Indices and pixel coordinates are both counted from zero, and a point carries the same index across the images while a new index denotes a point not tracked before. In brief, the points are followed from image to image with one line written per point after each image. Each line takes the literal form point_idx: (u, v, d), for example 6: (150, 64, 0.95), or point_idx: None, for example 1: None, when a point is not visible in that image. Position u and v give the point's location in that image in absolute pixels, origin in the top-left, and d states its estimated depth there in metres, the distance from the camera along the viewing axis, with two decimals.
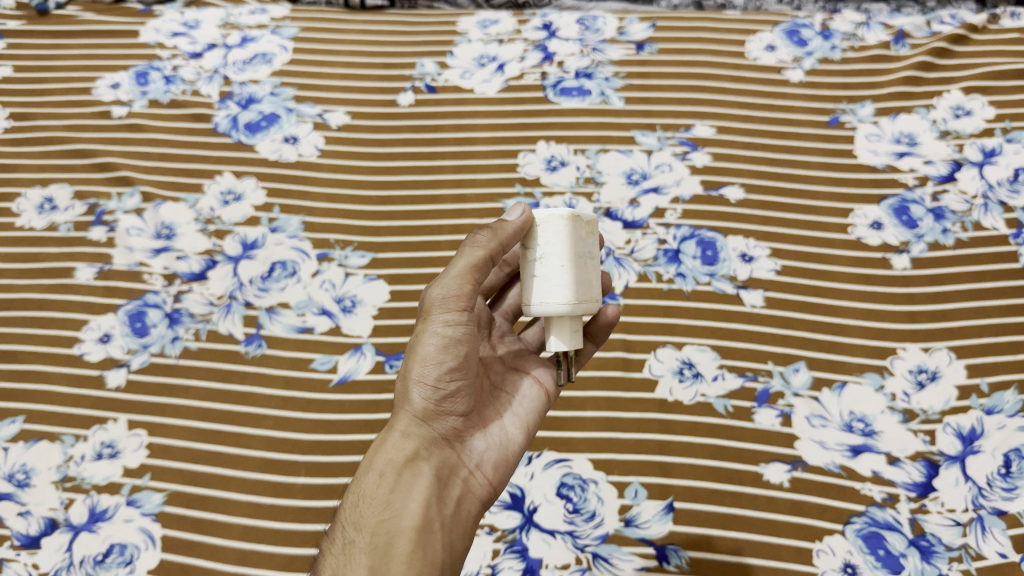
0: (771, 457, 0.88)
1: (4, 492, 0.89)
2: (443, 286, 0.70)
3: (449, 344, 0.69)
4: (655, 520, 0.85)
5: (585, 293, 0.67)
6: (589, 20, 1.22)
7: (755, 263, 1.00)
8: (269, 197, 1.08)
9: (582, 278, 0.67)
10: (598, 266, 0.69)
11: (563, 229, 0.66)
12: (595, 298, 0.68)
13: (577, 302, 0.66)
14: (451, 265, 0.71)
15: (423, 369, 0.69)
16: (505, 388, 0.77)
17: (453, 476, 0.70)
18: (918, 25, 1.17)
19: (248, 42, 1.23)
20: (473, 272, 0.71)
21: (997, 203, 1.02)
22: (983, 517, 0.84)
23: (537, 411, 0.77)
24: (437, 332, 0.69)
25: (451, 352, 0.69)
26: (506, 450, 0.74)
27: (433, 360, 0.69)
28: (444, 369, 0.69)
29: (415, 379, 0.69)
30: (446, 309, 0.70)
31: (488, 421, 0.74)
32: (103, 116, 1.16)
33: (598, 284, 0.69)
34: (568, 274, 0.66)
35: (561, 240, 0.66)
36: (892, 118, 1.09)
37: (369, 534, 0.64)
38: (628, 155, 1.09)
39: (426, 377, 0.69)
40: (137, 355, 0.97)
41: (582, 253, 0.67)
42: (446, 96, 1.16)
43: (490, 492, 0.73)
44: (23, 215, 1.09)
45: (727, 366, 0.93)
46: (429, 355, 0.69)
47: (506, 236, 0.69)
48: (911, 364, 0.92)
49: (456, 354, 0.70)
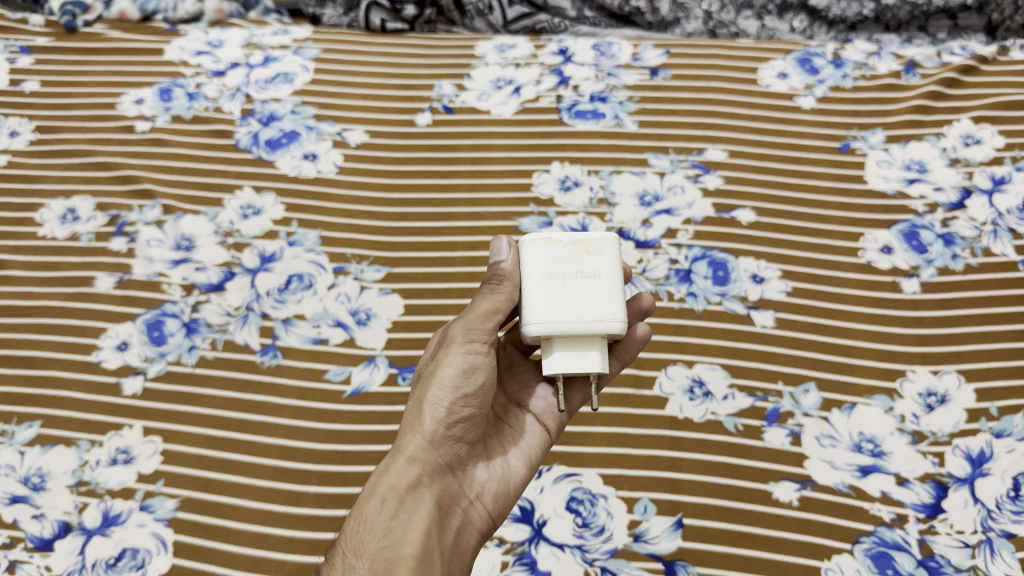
0: (781, 476, 0.89)
1: (19, 496, 0.90)
2: (468, 319, 0.72)
3: (468, 371, 0.70)
4: (663, 536, 0.86)
5: (560, 311, 0.67)
6: (604, 45, 1.25)
7: (766, 284, 1.01)
8: (287, 211, 1.10)
9: (557, 296, 0.68)
10: (592, 285, 0.68)
11: (531, 254, 0.70)
12: (584, 315, 0.67)
13: (548, 320, 0.67)
14: (471, 309, 0.71)
15: (438, 394, 0.70)
16: (508, 423, 0.79)
17: (453, 505, 0.71)
18: (929, 55, 1.19)
19: (271, 62, 1.25)
20: (496, 315, 0.71)
21: (1006, 230, 1.03)
22: (992, 540, 0.84)
23: (541, 448, 0.79)
24: (460, 361, 0.70)
25: (470, 382, 0.70)
26: (508, 482, 0.75)
27: (450, 385, 0.70)
28: (459, 395, 0.70)
29: (429, 402, 0.70)
30: (469, 340, 0.71)
31: (491, 454, 0.75)
32: (126, 131, 1.19)
33: (596, 302, 0.68)
34: (539, 295, 0.68)
35: (528, 264, 0.70)
36: (903, 145, 1.11)
37: (369, 561, 0.63)
38: (641, 177, 1.11)
39: (440, 402, 0.70)
40: (153, 363, 0.98)
41: (555, 273, 0.69)
42: (463, 117, 1.18)
43: (488, 524, 0.74)
44: (45, 225, 1.11)
45: (738, 385, 0.94)
46: (447, 382, 0.70)
47: (516, 273, 0.71)
48: (921, 387, 0.93)
49: (474, 383, 0.71)
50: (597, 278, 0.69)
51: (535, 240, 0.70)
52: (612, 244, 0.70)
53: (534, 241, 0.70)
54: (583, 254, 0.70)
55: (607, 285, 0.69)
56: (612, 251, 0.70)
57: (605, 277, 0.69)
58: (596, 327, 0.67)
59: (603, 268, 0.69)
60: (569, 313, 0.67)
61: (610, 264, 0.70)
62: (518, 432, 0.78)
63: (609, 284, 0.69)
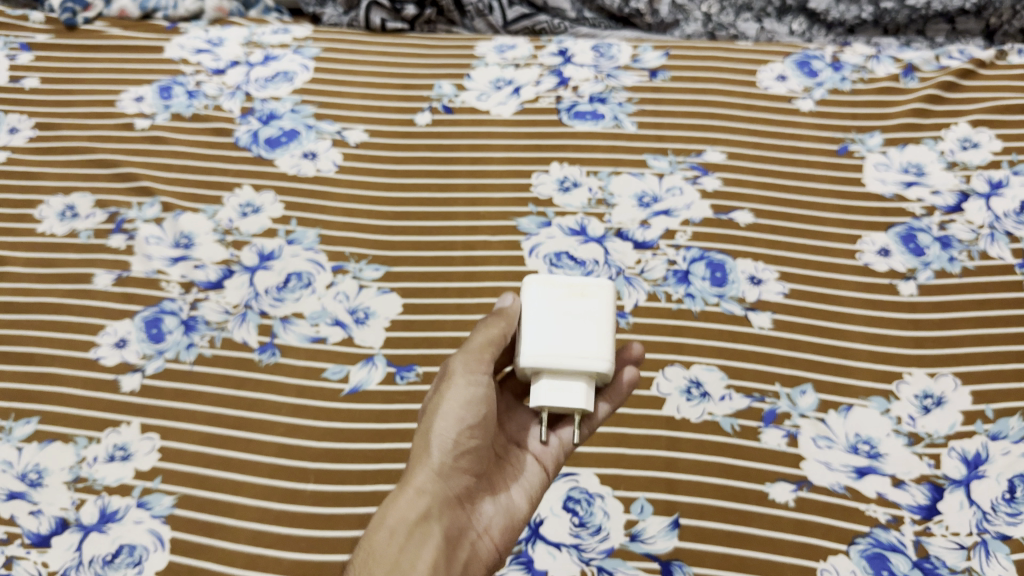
0: (777, 477, 0.89)
1: (16, 491, 0.90)
2: (467, 354, 0.72)
3: (471, 404, 0.70)
4: (660, 536, 0.86)
5: (553, 346, 0.69)
6: (604, 47, 1.25)
7: (763, 285, 1.01)
8: (286, 210, 1.10)
9: (552, 334, 0.70)
10: (587, 326, 0.71)
11: (531, 293, 0.73)
12: (575, 352, 0.69)
13: (540, 353, 0.69)
14: (469, 342, 0.73)
15: (443, 428, 0.70)
16: (512, 458, 0.78)
17: (461, 538, 0.71)
18: (927, 59, 1.20)
19: (271, 60, 1.26)
20: (492, 347, 0.71)
21: (1003, 233, 1.03)
22: (987, 541, 0.85)
23: (544, 484, 0.78)
24: (462, 394, 0.70)
25: (473, 415, 0.71)
26: (513, 517, 0.75)
27: (454, 419, 0.70)
28: (463, 429, 0.70)
29: (434, 437, 0.70)
30: (471, 372, 0.71)
31: (497, 488, 0.75)
32: (126, 129, 1.19)
33: (587, 343, 0.70)
34: (534, 331, 0.70)
35: (528, 303, 0.72)
36: (900, 148, 1.11)
37: None
38: (640, 178, 1.11)
39: (446, 436, 0.70)
40: (152, 360, 0.99)
41: (552, 313, 0.71)
42: (463, 117, 1.18)
43: (496, 557, 0.74)
44: (44, 222, 1.11)
45: (734, 386, 0.94)
46: (450, 415, 0.70)
47: (515, 311, 0.73)
48: (917, 389, 0.93)
49: (477, 415, 0.71)
50: (591, 320, 0.71)
51: (535, 284, 0.73)
52: (607, 295, 0.73)
53: (534, 285, 0.73)
54: (579, 299, 0.72)
55: (601, 327, 0.71)
56: (606, 295, 0.72)
57: (595, 318, 0.71)
58: (585, 366, 0.69)
59: (597, 312, 0.72)
60: (560, 350, 0.69)
61: (604, 310, 0.72)
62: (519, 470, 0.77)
63: (601, 327, 0.71)
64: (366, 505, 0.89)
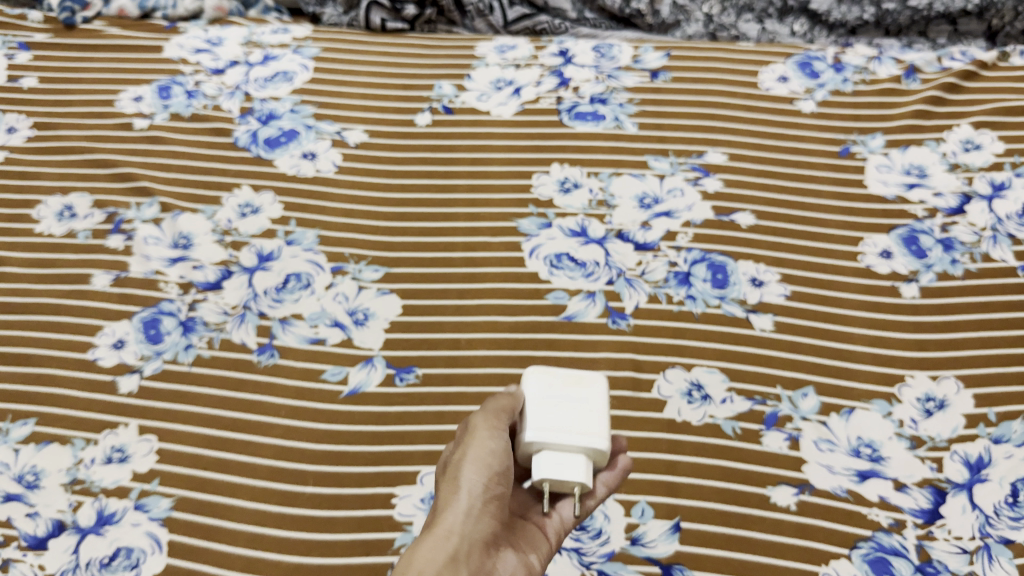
0: (779, 480, 0.88)
1: (12, 493, 0.90)
2: (485, 413, 0.64)
3: (499, 453, 0.61)
4: (661, 540, 0.85)
5: (554, 425, 0.63)
6: (605, 48, 1.25)
7: (765, 287, 1.01)
8: (285, 210, 1.09)
9: (552, 414, 0.64)
10: (587, 409, 0.65)
11: (530, 377, 0.67)
12: (577, 432, 0.63)
13: (541, 431, 0.63)
14: (484, 407, 0.65)
15: (473, 471, 0.60)
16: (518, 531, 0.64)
17: None
18: (929, 60, 1.19)
19: (270, 60, 1.25)
20: (508, 411, 0.64)
21: (1005, 236, 1.02)
22: (990, 546, 0.83)
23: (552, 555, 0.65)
24: (488, 446, 0.61)
25: (501, 464, 0.61)
26: None
27: (482, 464, 0.60)
28: (493, 474, 0.60)
29: (464, 481, 0.59)
30: (493, 429, 0.63)
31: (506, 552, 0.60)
32: (125, 128, 1.18)
33: (588, 424, 0.64)
34: (534, 412, 0.64)
35: (527, 385, 0.67)
36: (902, 150, 1.11)
37: None
38: (641, 179, 1.10)
39: (477, 478, 0.60)
40: (150, 362, 0.98)
41: (552, 396, 0.65)
42: (463, 117, 1.18)
43: None
44: (42, 222, 1.10)
45: (736, 389, 0.94)
46: (479, 461, 0.61)
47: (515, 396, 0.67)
48: (919, 392, 0.93)
49: (505, 466, 0.61)
50: (591, 404, 0.65)
51: (534, 370, 0.68)
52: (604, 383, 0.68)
53: (534, 370, 0.68)
54: (578, 384, 0.67)
55: (602, 411, 0.65)
56: (602, 386, 0.67)
57: (596, 403, 0.66)
58: (579, 443, 0.62)
59: (596, 397, 0.66)
60: (553, 426, 0.63)
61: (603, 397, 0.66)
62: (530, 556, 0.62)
63: (601, 412, 0.65)
64: (364, 507, 0.88)
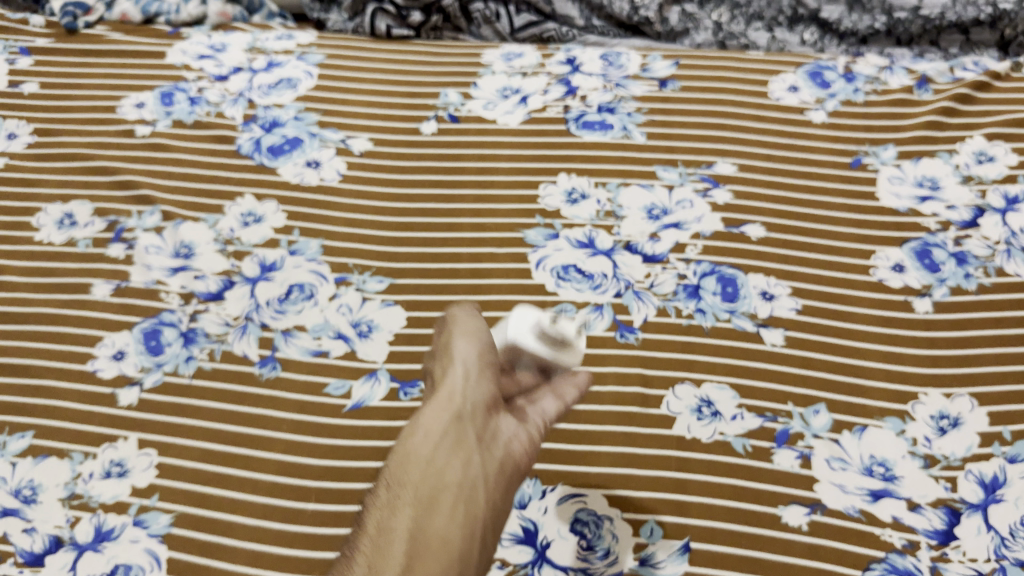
0: (790, 500, 0.86)
1: (9, 508, 0.88)
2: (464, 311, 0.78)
3: (479, 338, 0.75)
4: (670, 561, 0.84)
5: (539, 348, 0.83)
6: (612, 56, 1.23)
7: (776, 301, 0.99)
8: (289, 220, 1.08)
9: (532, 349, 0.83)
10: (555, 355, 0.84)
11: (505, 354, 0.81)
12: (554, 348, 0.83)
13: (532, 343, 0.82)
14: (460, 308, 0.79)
15: (461, 352, 0.73)
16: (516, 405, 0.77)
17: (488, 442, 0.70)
18: (941, 70, 1.18)
19: (274, 67, 1.24)
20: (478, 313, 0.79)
21: (1020, 250, 1.01)
22: (1005, 568, 0.82)
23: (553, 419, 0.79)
24: (469, 331, 0.75)
25: (483, 344, 0.75)
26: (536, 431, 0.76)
27: (467, 344, 0.73)
28: (478, 354, 0.73)
29: (455, 360, 0.72)
30: (471, 321, 0.77)
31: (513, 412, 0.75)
32: (127, 135, 1.17)
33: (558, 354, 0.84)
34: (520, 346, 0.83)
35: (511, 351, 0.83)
36: (914, 162, 1.09)
37: (413, 489, 0.66)
38: (650, 190, 1.09)
39: (466, 357, 0.72)
40: (150, 374, 0.96)
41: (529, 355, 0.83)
42: (469, 126, 1.16)
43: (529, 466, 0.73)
44: (42, 230, 1.09)
45: (746, 405, 0.92)
46: (465, 343, 0.74)
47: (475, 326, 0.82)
48: (933, 410, 0.91)
49: (488, 346, 0.75)
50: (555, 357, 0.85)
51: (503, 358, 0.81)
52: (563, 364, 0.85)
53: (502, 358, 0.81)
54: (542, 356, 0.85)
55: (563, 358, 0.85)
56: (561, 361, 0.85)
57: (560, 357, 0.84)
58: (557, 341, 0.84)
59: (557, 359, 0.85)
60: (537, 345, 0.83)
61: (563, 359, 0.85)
62: (532, 423, 0.75)
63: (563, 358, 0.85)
64: None
